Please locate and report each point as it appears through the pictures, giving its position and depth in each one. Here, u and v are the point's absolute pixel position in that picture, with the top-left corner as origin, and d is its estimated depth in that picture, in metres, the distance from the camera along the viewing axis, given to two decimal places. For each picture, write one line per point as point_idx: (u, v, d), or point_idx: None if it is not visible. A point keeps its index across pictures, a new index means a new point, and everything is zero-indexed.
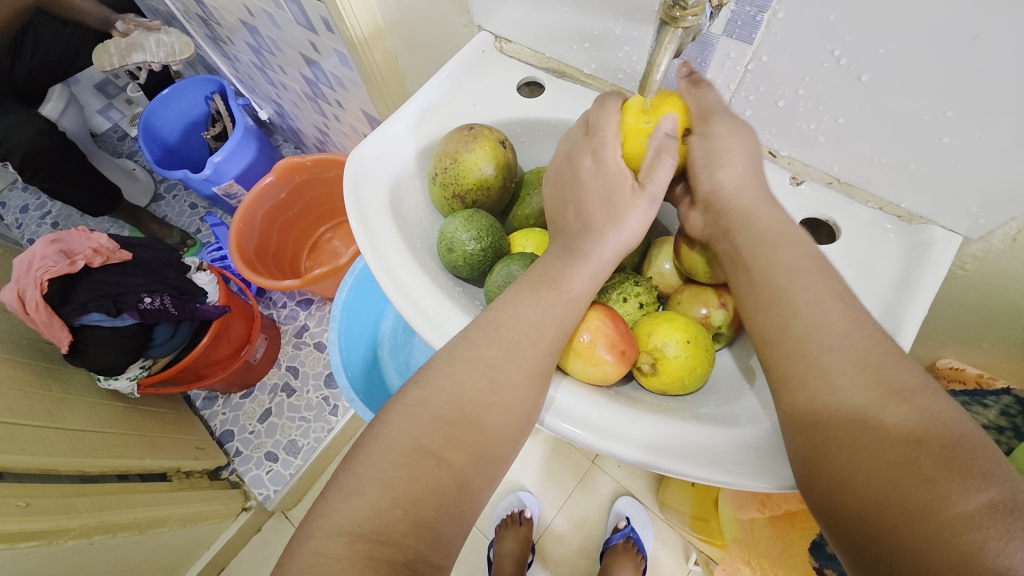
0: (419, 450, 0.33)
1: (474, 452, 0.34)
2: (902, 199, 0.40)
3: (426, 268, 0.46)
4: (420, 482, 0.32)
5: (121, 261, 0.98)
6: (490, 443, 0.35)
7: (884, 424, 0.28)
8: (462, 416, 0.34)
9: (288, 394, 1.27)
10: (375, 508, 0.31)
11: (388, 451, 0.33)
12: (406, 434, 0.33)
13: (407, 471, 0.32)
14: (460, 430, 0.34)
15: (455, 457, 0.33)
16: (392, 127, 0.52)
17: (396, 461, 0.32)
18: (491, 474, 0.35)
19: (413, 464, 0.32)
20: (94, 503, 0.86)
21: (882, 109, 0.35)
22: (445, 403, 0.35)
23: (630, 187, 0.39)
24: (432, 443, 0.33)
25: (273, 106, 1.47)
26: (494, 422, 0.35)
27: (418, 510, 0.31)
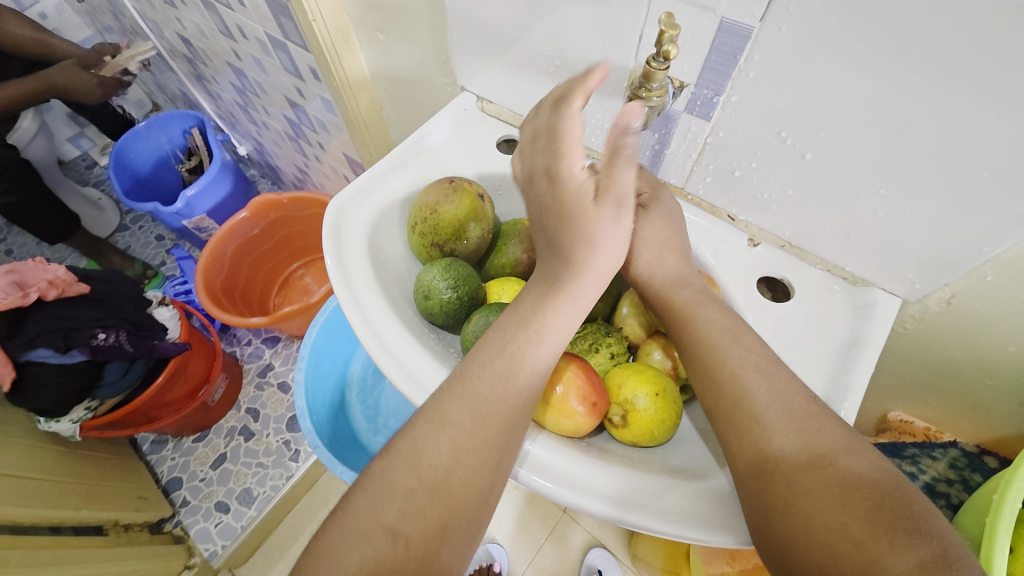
0: (379, 530, 0.31)
1: (439, 526, 0.32)
2: (847, 263, 0.44)
3: (402, 315, 0.47)
4: (378, 562, 0.30)
5: (77, 294, 0.94)
6: (457, 513, 0.33)
7: (814, 486, 0.30)
8: (422, 485, 0.33)
9: (245, 438, 1.21)
10: None
11: (345, 528, 0.32)
12: (363, 510, 0.32)
13: (366, 550, 0.30)
14: (421, 498, 0.32)
15: (416, 534, 0.31)
16: (374, 175, 0.53)
17: (351, 539, 0.31)
18: (460, 553, 0.33)
19: (373, 544, 0.31)
20: (25, 558, 0.77)
21: (825, 184, 0.39)
22: (406, 475, 0.33)
23: (591, 208, 0.37)
24: (389, 517, 0.32)
25: (252, 143, 1.48)
26: (459, 487, 0.33)
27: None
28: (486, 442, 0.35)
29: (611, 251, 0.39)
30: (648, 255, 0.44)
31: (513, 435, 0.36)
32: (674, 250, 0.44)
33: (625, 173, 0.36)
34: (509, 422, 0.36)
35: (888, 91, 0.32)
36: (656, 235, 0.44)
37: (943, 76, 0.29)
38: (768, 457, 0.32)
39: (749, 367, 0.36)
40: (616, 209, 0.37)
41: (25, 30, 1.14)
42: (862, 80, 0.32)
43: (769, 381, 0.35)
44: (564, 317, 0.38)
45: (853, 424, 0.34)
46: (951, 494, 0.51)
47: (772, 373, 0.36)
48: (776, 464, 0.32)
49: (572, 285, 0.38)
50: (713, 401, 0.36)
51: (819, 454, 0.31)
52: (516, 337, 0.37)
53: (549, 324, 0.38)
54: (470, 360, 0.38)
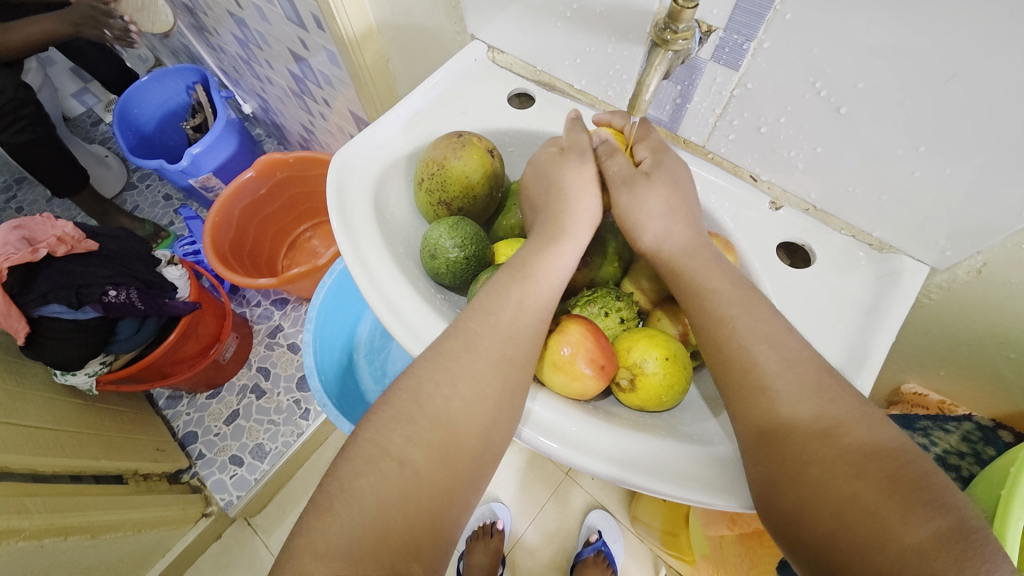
0: (385, 456, 0.32)
1: (442, 453, 0.33)
2: (873, 228, 0.41)
3: (408, 275, 0.46)
4: (386, 489, 0.31)
5: (87, 251, 0.94)
6: (460, 441, 0.34)
7: (829, 455, 0.30)
8: (425, 416, 0.34)
9: (256, 396, 1.24)
10: (344, 522, 0.30)
11: (353, 461, 0.33)
12: (370, 439, 0.33)
13: (375, 478, 0.32)
14: (424, 428, 0.34)
15: (421, 460, 0.33)
16: (380, 129, 0.51)
17: (360, 470, 0.32)
18: (464, 488, 0.34)
19: (382, 473, 0.32)
20: (46, 504, 0.81)
21: (858, 141, 0.36)
22: (409, 406, 0.34)
23: (558, 159, 0.45)
24: (396, 447, 0.33)
25: (257, 101, 1.44)
26: (459, 416, 0.35)
27: (389, 520, 0.31)
28: (485, 378, 0.36)
29: (584, 202, 0.43)
30: (654, 227, 0.41)
31: (508, 373, 0.36)
32: (682, 217, 0.41)
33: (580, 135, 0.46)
34: (506, 358, 0.37)
35: (939, 35, 0.29)
36: (660, 203, 0.41)
37: (1009, 14, 0.26)
38: (779, 424, 0.32)
39: (769, 333, 0.35)
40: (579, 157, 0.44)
41: None
42: (912, 21, 0.29)
43: (789, 347, 0.34)
44: (549, 261, 0.41)
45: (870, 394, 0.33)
46: (962, 466, 0.50)
47: (786, 342, 0.34)
48: (788, 433, 0.31)
49: (549, 230, 0.42)
50: (722, 367, 0.35)
51: (835, 424, 0.30)
52: (507, 281, 0.39)
53: (534, 264, 0.40)
54: (469, 309, 0.39)
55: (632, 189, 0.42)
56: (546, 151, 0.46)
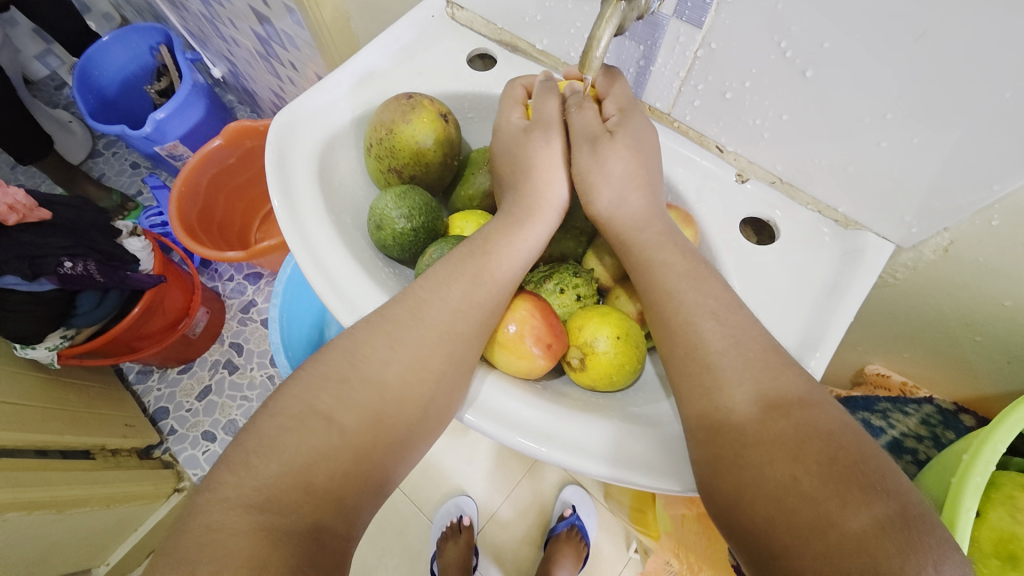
0: (311, 411, 0.30)
1: (373, 414, 0.31)
2: (839, 204, 0.39)
3: (351, 246, 0.43)
4: (313, 448, 0.29)
5: (39, 221, 0.89)
6: (394, 405, 0.32)
7: (766, 439, 0.28)
8: (359, 375, 0.32)
9: (229, 371, 1.22)
10: (264, 478, 0.28)
11: (277, 414, 0.30)
12: (296, 397, 0.31)
13: (298, 435, 0.29)
14: (355, 387, 0.31)
15: (351, 422, 0.30)
16: (327, 87, 0.47)
17: (283, 424, 0.29)
18: (396, 455, 0.32)
19: (308, 429, 0.29)
20: (8, 479, 0.79)
21: (826, 106, 0.34)
22: (342, 364, 0.32)
23: (523, 137, 0.41)
24: (322, 403, 0.30)
25: (226, 64, 1.37)
26: (394, 380, 0.32)
27: (313, 477, 0.28)
28: (429, 347, 0.33)
29: (552, 183, 0.40)
30: (609, 193, 0.39)
31: (454, 346, 0.34)
32: (639, 185, 0.39)
33: (550, 103, 0.41)
34: (453, 330, 0.34)
35: None
36: (619, 168, 0.39)
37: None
38: (717, 405, 0.30)
39: (723, 310, 0.33)
40: (544, 134, 0.41)
41: None
42: None
43: (729, 325, 0.32)
44: (511, 242, 0.37)
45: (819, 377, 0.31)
46: (918, 450, 0.48)
47: (734, 320, 0.33)
48: (729, 415, 0.30)
49: (516, 210, 0.39)
50: (670, 345, 0.33)
51: (780, 405, 0.29)
52: (465, 255, 0.36)
53: (496, 243, 0.37)
54: (424, 280, 0.36)
55: (594, 149, 0.39)
56: (509, 100, 0.43)
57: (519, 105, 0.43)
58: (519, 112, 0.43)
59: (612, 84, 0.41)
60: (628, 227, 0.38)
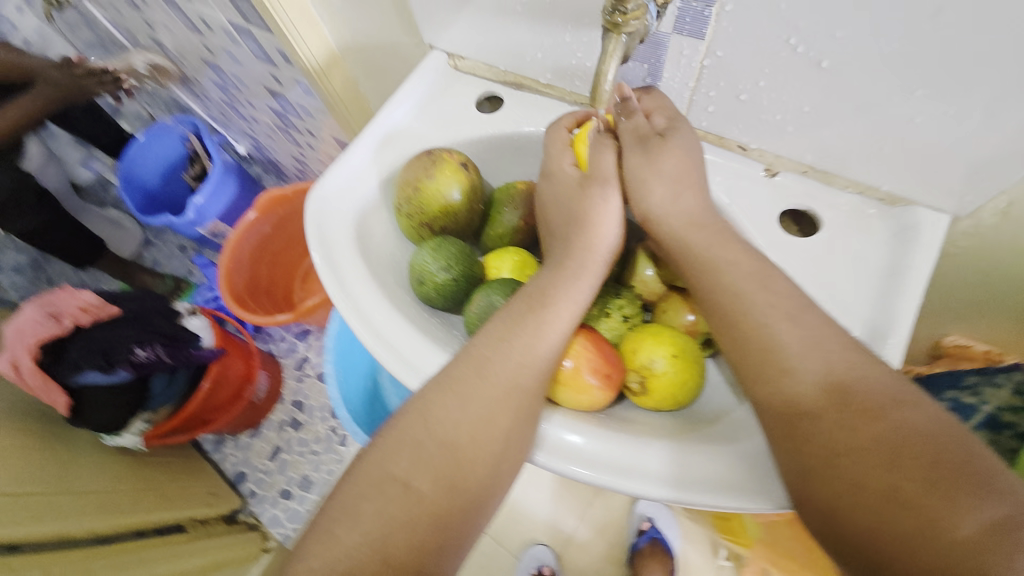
0: (388, 480, 0.31)
1: (447, 481, 0.32)
2: (881, 182, 0.38)
3: (398, 303, 0.45)
4: (390, 515, 0.30)
5: (110, 316, 0.99)
6: (465, 469, 0.32)
7: (857, 445, 0.27)
8: (432, 438, 0.33)
9: (295, 429, 1.27)
10: (346, 550, 0.29)
11: (356, 483, 0.32)
12: (373, 463, 0.32)
13: (377, 503, 0.31)
14: (428, 450, 0.32)
15: (427, 489, 0.31)
16: (351, 156, 0.50)
17: (362, 492, 0.31)
18: (469, 515, 0.32)
19: (387, 498, 0.31)
20: (110, 565, 0.84)
21: (849, 92, 0.33)
22: (416, 428, 0.33)
23: (580, 194, 0.41)
24: (401, 469, 0.32)
25: (250, 141, 1.46)
26: (468, 442, 0.33)
27: (390, 549, 0.30)
28: (496, 405, 0.34)
29: (606, 230, 0.41)
30: (662, 189, 0.39)
31: (521, 402, 0.34)
32: (690, 183, 0.39)
33: (606, 157, 0.41)
34: (519, 387, 0.35)
35: None
36: (673, 167, 0.39)
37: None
38: (804, 415, 0.29)
39: (783, 315, 0.32)
40: (602, 188, 0.41)
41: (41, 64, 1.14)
42: None
43: (801, 330, 0.31)
44: (569, 291, 0.38)
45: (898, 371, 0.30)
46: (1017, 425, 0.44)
47: (797, 322, 0.32)
48: (813, 424, 0.29)
49: (572, 262, 0.39)
50: (739, 361, 0.33)
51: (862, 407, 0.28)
52: (526, 309, 0.37)
53: (555, 296, 0.38)
54: (483, 335, 0.37)
55: (646, 150, 0.40)
56: (557, 143, 0.43)
57: (569, 148, 0.43)
58: (568, 157, 0.43)
59: (649, 97, 0.41)
60: (677, 237, 0.38)
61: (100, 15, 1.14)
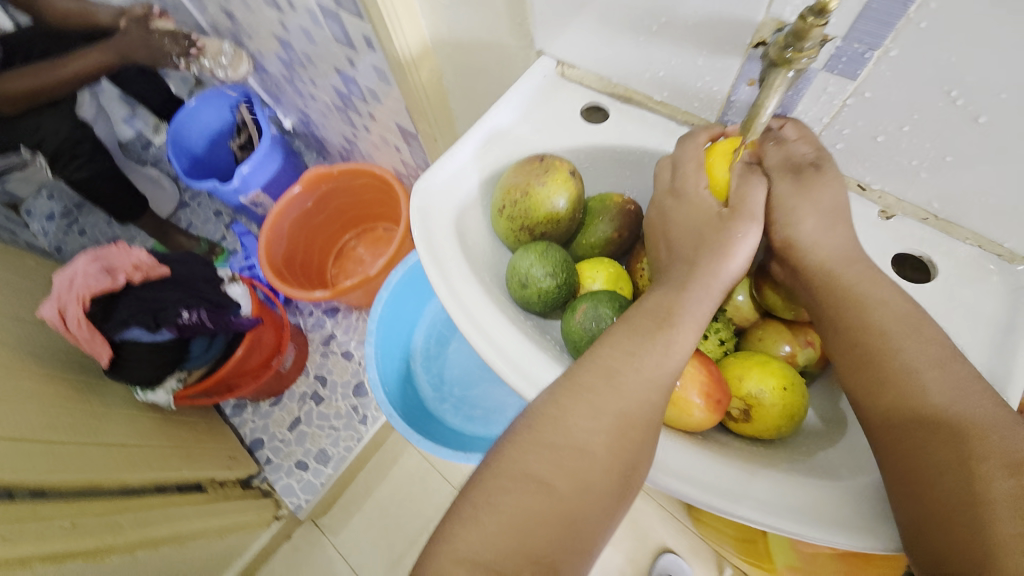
0: (526, 477, 0.32)
1: (582, 481, 0.33)
2: (1004, 237, 0.38)
3: (498, 305, 0.45)
4: (531, 509, 0.31)
5: (159, 277, 1.00)
6: (597, 476, 0.33)
7: (979, 500, 0.29)
8: (568, 443, 0.33)
9: (316, 402, 1.28)
10: (488, 537, 0.31)
11: (499, 475, 0.33)
12: (516, 459, 0.33)
13: (533, 499, 0.32)
14: (567, 456, 0.33)
15: (564, 487, 0.32)
16: (456, 155, 0.50)
17: (504, 485, 0.32)
18: (599, 525, 0.33)
19: (528, 495, 0.32)
20: (138, 519, 0.90)
21: (998, 148, 0.33)
22: (551, 433, 0.34)
23: (719, 221, 0.40)
24: (538, 469, 0.33)
25: (298, 114, 1.46)
26: (600, 449, 0.34)
27: (531, 545, 0.31)
28: (625, 416, 0.34)
29: (735, 258, 0.39)
30: (813, 221, 0.39)
31: (651, 415, 0.35)
32: (840, 221, 0.39)
33: (755, 193, 0.40)
34: (649, 400, 0.35)
35: None
36: (829, 200, 0.39)
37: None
38: (923, 464, 0.31)
39: (922, 364, 0.33)
40: (747, 222, 0.40)
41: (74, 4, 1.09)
42: None
43: (944, 378, 0.32)
44: (697, 308, 0.38)
45: None
46: None
47: (928, 384, 0.32)
48: (939, 475, 0.30)
49: (696, 286, 0.39)
50: (869, 396, 0.34)
51: (972, 467, 0.29)
52: (653, 329, 0.37)
53: (682, 316, 0.38)
54: (605, 343, 0.37)
55: (798, 179, 0.40)
56: (691, 162, 0.42)
57: (704, 152, 0.42)
58: (700, 179, 0.42)
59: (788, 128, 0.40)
60: None
61: None
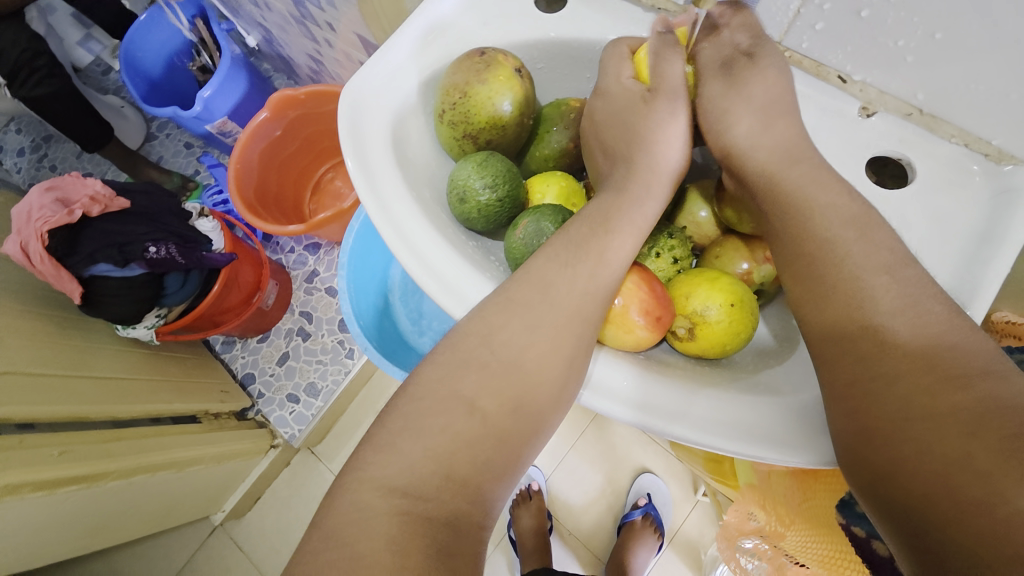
0: (453, 396, 0.31)
1: (512, 400, 0.32)
2: (994, 135, 0.33)
3: (435, 221, 0.42)
4: (455, 430, 0.30)
5: (121, 209, 0.95)
6: (528, 393, 0.32)
7: (935, 411, 0.27)
8: (497, 359, 0.32)
9: (303, 338, 1.28)
10: (411, 461, 0.29)
11: (421, 400, 0.32)
12: (436, 381, 0.32)
13: (446, 419, 0.31)
14: (497, 373, 0.32)
15: (493, 408, 0.31)
16: (392, 50, 0.44)
17: (430, 408, 0.31)
18: (524, 444, 0.32)
19: (452, 415, 0.31)
20: (132, 447, 0.91)
21: (993, 20, 0.28)
22: (479, 350, 0.32)
23: (643, 108, 0.39)
24: (467, 389, 0.32)
25: (260, 31, 1.33)
26: (533, 367, 0.33)
27: (454, 464, 0.30)
28: (560, 328, 0.33)
29: (665, 149, 0.39)
30: (751, 120, 0.37)
31: (583, 328, 0.34)
32: (783, 112, 0.37)
33: (670, 67, 0.39)
34: (583, 313, 0.34)
35: None
36: (761, 92, 0.37)
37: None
38: (864, 377, 0.29)
39: (875, 270, 0.31)
40: (669, 105, 0.39)
41: None
42: None
43: (897, 293, 0.30)
44: (631, 215, 0.36)
45: (997, 347, 0.28)
46: None
47: (883, 298, 0.30)
48: (883, 387, 0.28)
49: (635, 185, 0.38)
50: (817, 307, 0.32)
51: (917, 384, 0.28)
52: (586, 232, 0.35)
53: (617, 219, 0.36)
54: (540, 255, 0.35)
55: (729, 73, 0.39)
56: (616, 59, 0.41)
57: (628, 61, 0.41)
58: (628, 71, 0.41)
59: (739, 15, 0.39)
60: None
61: None
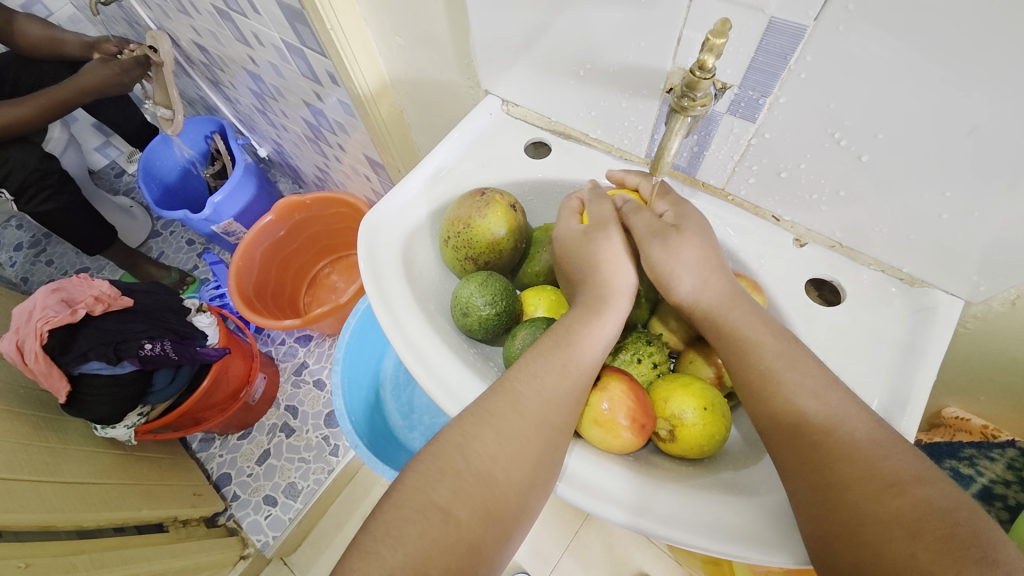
0: (427, 503, 0.34)
1: (483, 509, 0.35)
2: (903, 264, 0.42)
3: (440, 331, 0.47)
4: (430, 537, 0.33)
5: (122, 308, 0.99)
6: (498, 501, 0.35)
7: (882, 518, 0.30)
8: (470, 469, 0.35)
9: (286, 434, 1.25)
10: (389, 566, 0.31)
11: (402, 506, 0.34)
12: (417, 489, 0.35)
13: (421, 527, 0.33)
14: (469, 483, 0.35)
15: (465, 515, 0.34)
16: (405, 188, 0.52)
17: (408, 516, 0.33)
18: (503, 533, 0.35)
19: (428, 523, 0.33)
20: (93, 561, 0.83)
21: (881, 182, 0.37)
22: (456, 459, 0.36)
23: (587, 239, 0.45)
24: (441, 497, 0.34)
25: (273, 145, 1.48)
26: (500, 476, 0.36)
27: (429, 567, 0.32)
28: (526, 441, 0.37)
29: (619, 273, 0.44)
30: (690, 279, 0.42)
31: (550, 436, 0.38)
32: (714, 268, 0.42)
33: (598, 206, 0.46)
34: (548, 421, 0.38)
35: (939, 92, 0.30)
36: (693, 257, 0.42)
37: (1004, 74, 0.27)
38: (821, 483, 0.33)
39: (825, 386, 0.36)
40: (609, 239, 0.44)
41: (38, 28, 1.06)
42: (927, 91, 0.30)
43: (840, 400, 0.35)
44: (591, 330, 0.41)
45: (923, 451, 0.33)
46: (1008, 495, 0.50)
47: (829, 400, 0.35)
48: (841, 493, 0.32)
49: (593, 299, 0.43)
50: (776, 413, 0.36)
51: (871, 488, 0.31)
52: (551, 347, 0.40)
53: (578, 335, 0.41)
54: (518, 369, 0.40)
55: (665, 241, 0.42)
56: (567, 209, 0.48)
57: (574, 213, 0.48)
58: (572, 219, 0.48)
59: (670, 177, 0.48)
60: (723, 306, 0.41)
61: (146, 14, 1.19)
